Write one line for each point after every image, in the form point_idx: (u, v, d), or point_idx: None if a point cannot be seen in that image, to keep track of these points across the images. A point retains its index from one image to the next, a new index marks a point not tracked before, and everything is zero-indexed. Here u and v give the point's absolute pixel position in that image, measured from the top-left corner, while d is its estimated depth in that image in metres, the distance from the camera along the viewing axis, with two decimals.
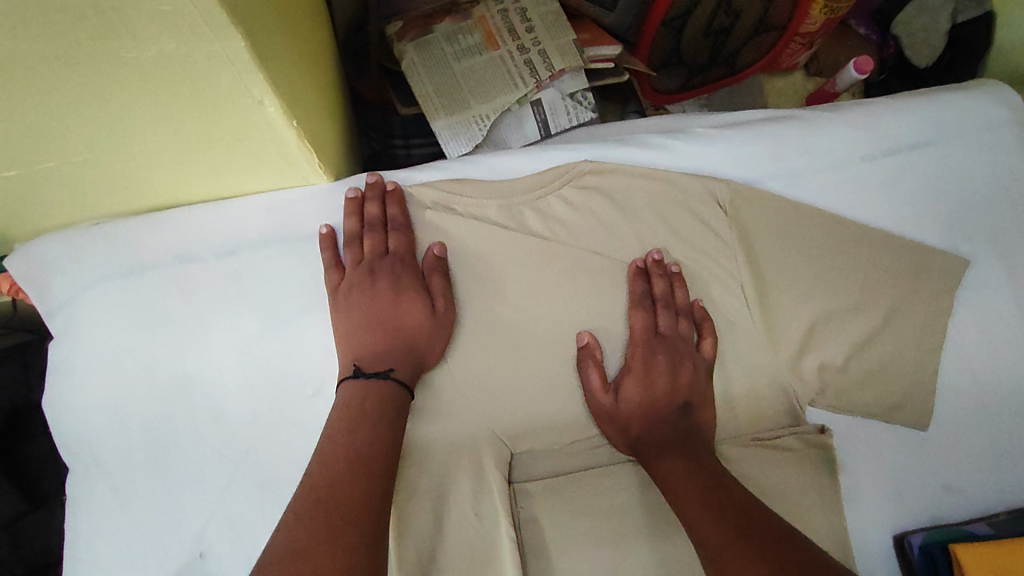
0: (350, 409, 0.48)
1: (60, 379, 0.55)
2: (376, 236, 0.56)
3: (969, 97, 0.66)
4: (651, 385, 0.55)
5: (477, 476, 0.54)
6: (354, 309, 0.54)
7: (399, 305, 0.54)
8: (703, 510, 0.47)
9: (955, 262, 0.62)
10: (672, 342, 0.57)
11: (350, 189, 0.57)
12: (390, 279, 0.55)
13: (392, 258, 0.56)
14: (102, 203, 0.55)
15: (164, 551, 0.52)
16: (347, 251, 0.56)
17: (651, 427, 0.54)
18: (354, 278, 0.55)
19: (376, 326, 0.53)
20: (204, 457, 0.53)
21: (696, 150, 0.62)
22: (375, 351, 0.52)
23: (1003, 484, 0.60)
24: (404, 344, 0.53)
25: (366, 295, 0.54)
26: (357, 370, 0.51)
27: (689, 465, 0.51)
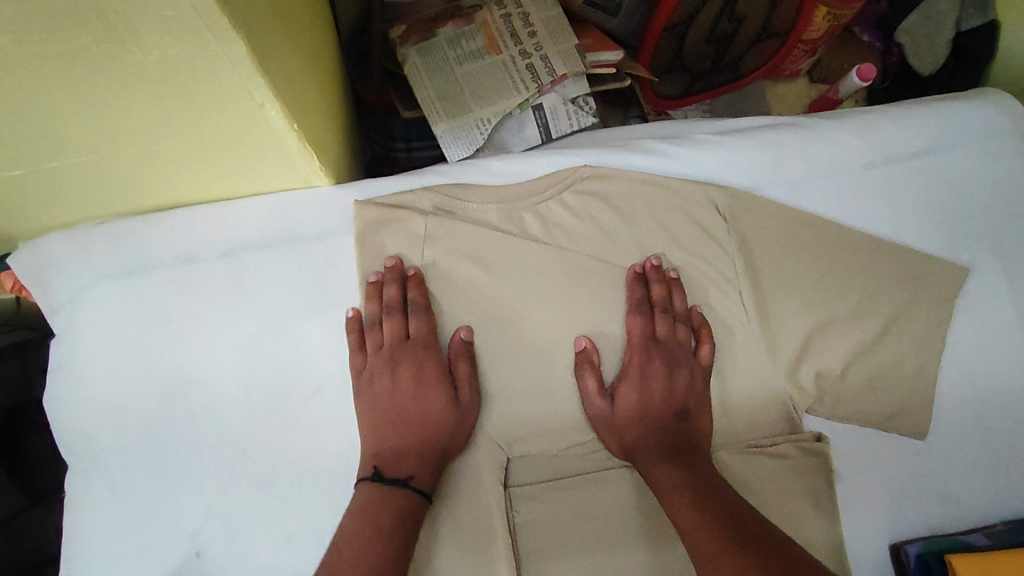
0: (366, 517, 0.49)
1: (61, 377, 0.56)
2: (396, 321, 0.56)
3: (970, 106, 0.66)
4: (648, 394, 0.56)
5: (473, 480, 0.54)
6: (376, 403, 0.54)
7: (423, 399, 0.54)
8: (698, 518, 0.47)
9: (955, 271, 0.62)
10: (670, 350, 0.57)
11: (371, 271, 0.57)
12: (413, 367, 0.55)
13: (415, 346, 0.56)
14: (105, 202, 0.56)
15: (161, 550, 0.52)
16: (369, 335, 0.56)
17: (648, 436, 0.54)
18: (377, 369, 0.55)
19: (398, 423, 0.53)
20: (203, 458, 0.54)
21: (697, 157, 0.63)
22: (395, 451, 0.52)
23: (1002, 494, 0.59)
24: (423, 442, 0.53)
25: (388, 389, 0.54)
26: (376, 474, 0.51)
27: (685, 472, 0.51)
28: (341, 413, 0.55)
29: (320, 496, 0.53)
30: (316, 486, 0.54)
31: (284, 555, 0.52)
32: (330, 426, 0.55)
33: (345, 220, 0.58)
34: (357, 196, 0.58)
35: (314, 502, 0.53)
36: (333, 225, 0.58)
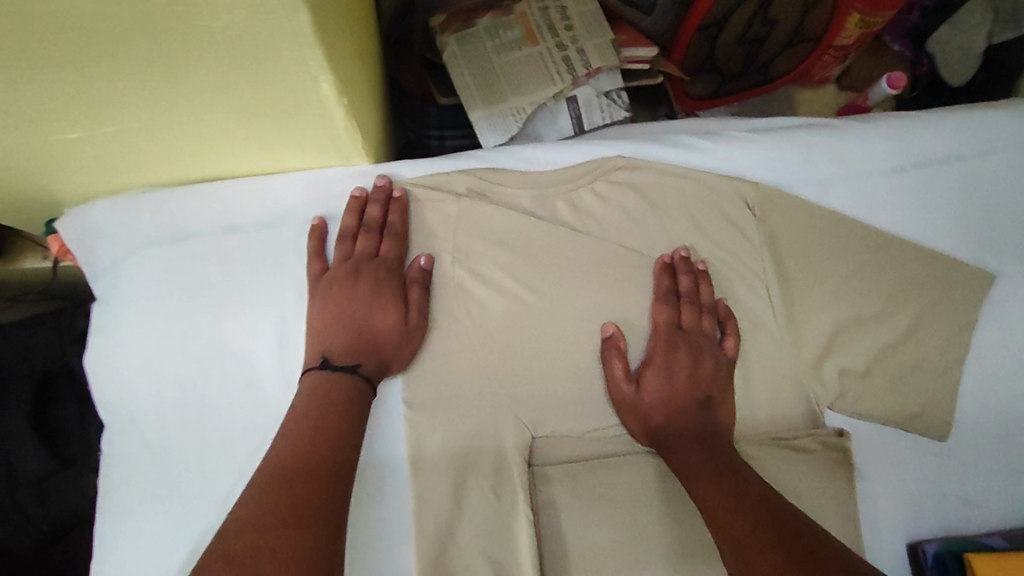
0: (316, 396, 0.51)
1: (102, 338, 0.58)
2: (371, 238, 0.58)
3: (1003, 113, 0.66)
4: (672, 379, 0.56)
5: (497, 456, 0.56)
6: (329, 304, 0.55)
7: (375, 310, 0.55)
8: (721, 499, 0.48)
9: (983, 276, 0.62)
10: (695, 339, 0.58)
11: (356, 188, 0.59)
12: (373, 280, 0.56)
13: (380, 262, 0.57)
14: (153, 171, 0.58)
15: (194, 508, 0.54)
16: (338, 247, 0.58)
17: (670, 419, 0.55)
18: (338, 274, 0.56)
19: (346, 325, 0.55)
20: (236, 418, 0.55)
21: (728, 152, 0.64)
22: (346, 349, 0.54)
23: (1022, 499, 0.59)
24: (371, 347, 0.54)
25: (346, 292, 0.56)
26: (325, 361, 0.53)
27: (708, 454, 0.52)
28: None
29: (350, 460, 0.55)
30: None
31: None
32: None
33: None
34: (395, 177, 0.60)
35: None
36: None
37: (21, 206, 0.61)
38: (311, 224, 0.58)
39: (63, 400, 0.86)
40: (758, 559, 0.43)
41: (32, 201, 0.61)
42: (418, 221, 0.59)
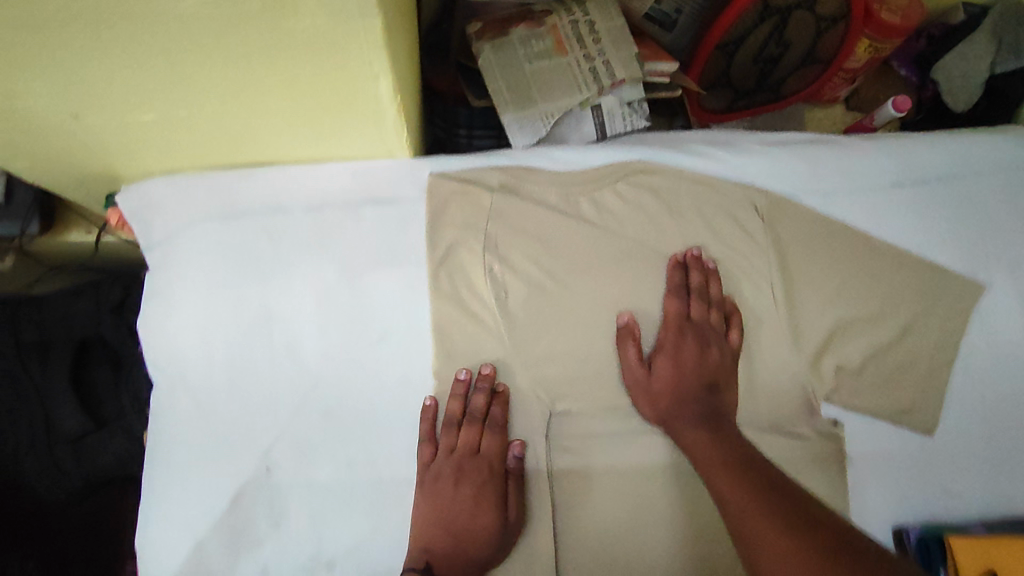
0: None
1: (156, 305, 0.63)
2: (474, 431, 0.60)
3: (999, 139, 0.71)
4: (682, 366, 0.61)
5: (520, 428, 0.62)
6: (434, 501, 0.59)
7: (476, 513, 0.58)
8: (726, 473, 0.53)
9: (972, 286, 0.67)
10: (703, 330, 0.62)
11: (460, 369, 0.62)
12: (477, 480, 0.59)
13: (483, 459, 0.60)
14: (211, 153, 0.62)
15: (235, 461, 0.59)
16: (444, 435, 0.61)
17: (680, 403, 0.60)
18: (444, 469, 0.60)
19: (447, 529, 0.58)
20: (281, 384, 0.61)
21: (741, 162, 0.69)
22: (445, 556, 0.57)
23: (1000, 494, 0.64)
24: (469, 553, 0.57)
25: (449, 490, 0.59)
26: (427, 568, 0.55)
27: (714, 435, 0.57)
28: (404, 357, 0.62)
29: (382, 424, 0.61)
30: (378, 419, 0.61)
31: (343, 475, 0.60)
32: (395, 368, 0.62)
33: (418, 189, 0.65)
34: (432, 170, 0.65)
35: (376, 432, 0.61)
36: (407, 192, 0.64)
37: (85, 179, 0.66)
38: (423, 402, 0.61)
39: (93, 364, 0.94)
40: (759, 525, 0.48)
41: (97, 175, 0.66)
42: (451, 210, 0.64)
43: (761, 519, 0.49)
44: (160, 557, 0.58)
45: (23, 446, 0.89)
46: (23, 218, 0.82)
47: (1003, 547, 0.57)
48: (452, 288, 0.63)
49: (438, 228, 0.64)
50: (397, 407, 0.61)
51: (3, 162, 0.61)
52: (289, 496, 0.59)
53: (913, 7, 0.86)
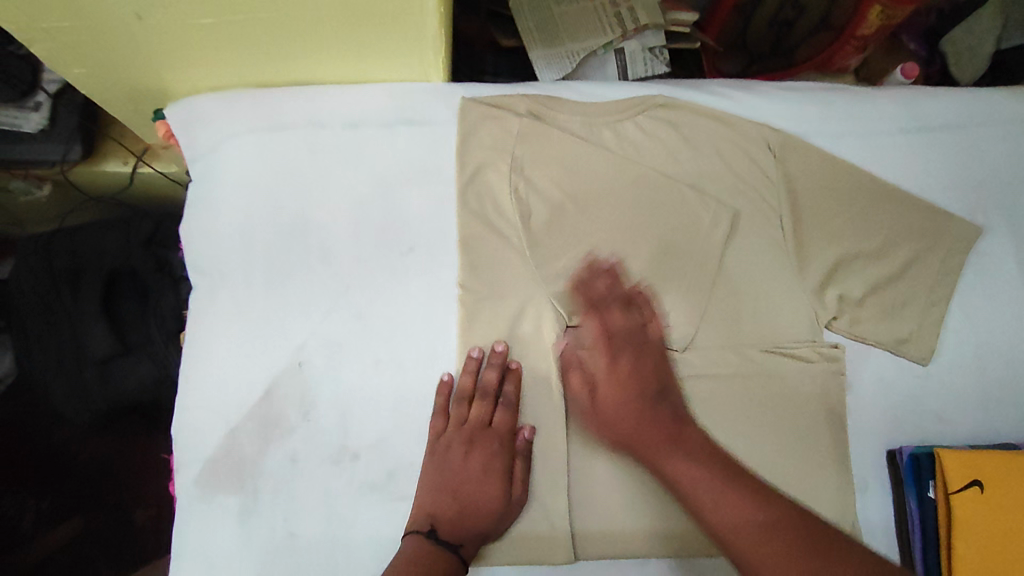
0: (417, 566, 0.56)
1: (199, 211, 0.67)
2: (486, 406, 0.62)
3: (1001, 95, 0.75)
4: (622, 384, 0.61)
5: (540, 341, 0.65)
6: (443, 469, 0.61)
7: (483, 484, 0.60)
8: (726, 501, 0.52)
9: (972, 227, 0.70)
10: (629, 336, 0.63)
11: (476, 347, 0.64)
12: (485, 452, 0.61)
13: (493, 433, 0.62)
14: (259, 68, 0.66)
15: (269, 354, 0.63)
16: (455, 408, 0.62)
17: (642, 426, 0.59)
18: (454, 440, 0.62)
19: (455, 495, 0.60)
20: (315, 287, 0.64)
21: (755, 103, 0.72)
22: (449, 520, 0.59)
23: (991, 423, 0.67)
24: (474, 520, 0.60)
25: (459, 460, 0.61)
26: (431, 531, 0.58)
27: (696, 456, 0.56)
28: (432, 268, 0.66)
29: (408, 330, 0.64)
30: (404, 324, 0.64)
31: (371, 375, 0.63)
32: (423, 278, 0.65)
33: (451, 112, 0.68)
34: (465, 95, 0.68)
35: (403, 335, 0.64)
36: (440, 114, 0.68)
37: (134, 94, 0.69)
38: (440, 378, 0.63)
39: (122, 297, 0.96)
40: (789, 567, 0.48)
41: (146, 89, 0.69)
42: (481, 133, 0.67)
43: (781, 545, 0.49)
44: (197, 444, 0.62)
45: (53, 369, 0.93)
46: (66, 141, 0.86)
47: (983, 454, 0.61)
48: (480, 206, 0.67)
49: (469, 149, 0.67)
50: (423, 315, 0.64)
51: (61, 69, 0.64)
52: (317, 391, 0.62)
53: None
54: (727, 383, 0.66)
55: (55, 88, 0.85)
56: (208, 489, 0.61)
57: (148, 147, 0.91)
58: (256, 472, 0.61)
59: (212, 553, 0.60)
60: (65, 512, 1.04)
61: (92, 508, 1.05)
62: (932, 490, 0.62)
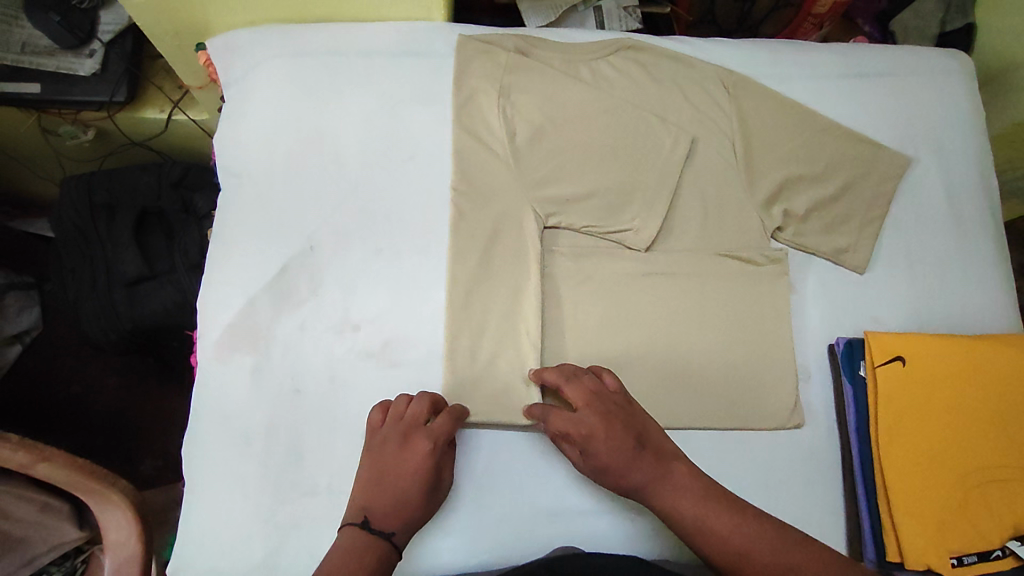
0: (352, 555, 0.56)
1: (229, 123, 0.77)
2: (424, 410, 0.64)
3: (928, 51, 0.86)
4: (607, 445, 0.62)
5: (519, 237, 0.73)
6: (377, 464, 0.62)
7: (416, 479, 0.61)
8: (719, 530, 0.58)
9: (903, 158, 0.80)
10: (596, 400, 0.64)
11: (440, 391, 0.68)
12: (419, 451, 0.62)
13: (430, 432, 0.63)
14: (288, 4, 0.78)
15: (286, 240, 0.72)
16: (392, 410, 0.65)
17: (630, 475, 0.62)
18: (390, 435, 0.63)
19: (388, 489, 0.61)
20: (326, 185, 0.74)
21: (713, 50, 0.84)
22: (382, 507, 0.60)
23: (918, 323, 0.76)
24: (406, 513, 0.60)
25: (393, 454, 0.62)
26: (365, 522, 0.59)
27: (685, 493, 0.61)
28: (427, 174, 0.75)
29: (408, 224, 0.74)
30: (402, 220, 0.74)
31: (372, 262, 0.72)
32: (420, 182, 0.75)
33: (449, 47, 0.80)
34: (461, 34, 0.80)
35: (401, 229, 0.74)
36: (440, 49, 0.79)
37: (179, 26, 0.81)
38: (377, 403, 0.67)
39: (149, 229, 1.05)
40: None
41: (191, 23, 0.81)
42: (472, 64, 0.78)
43: (770, 560, 0.56)
44: (215, 315, 0.70)
45: (86, 289, 1.03)
46: (114, 84, 0.98)
47: (904, 336, 0.70)
48: (471, 123, 0.77)
49: (463, 77, 0.78)
50: (419, 213, 0.74)
51: None
52: (326, 273, 0.72)
53: None
54: (686, 283, 0.75)
55: (108, 38, 0.98)
56: (225, 351, 0.69)
57: (186, 94, 1.03)
58: (271, 338, 0.70)
59: (226, 408, 0.68)
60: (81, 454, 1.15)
61: (103, 453, 1.16)
62: (862, 369, 0.70)
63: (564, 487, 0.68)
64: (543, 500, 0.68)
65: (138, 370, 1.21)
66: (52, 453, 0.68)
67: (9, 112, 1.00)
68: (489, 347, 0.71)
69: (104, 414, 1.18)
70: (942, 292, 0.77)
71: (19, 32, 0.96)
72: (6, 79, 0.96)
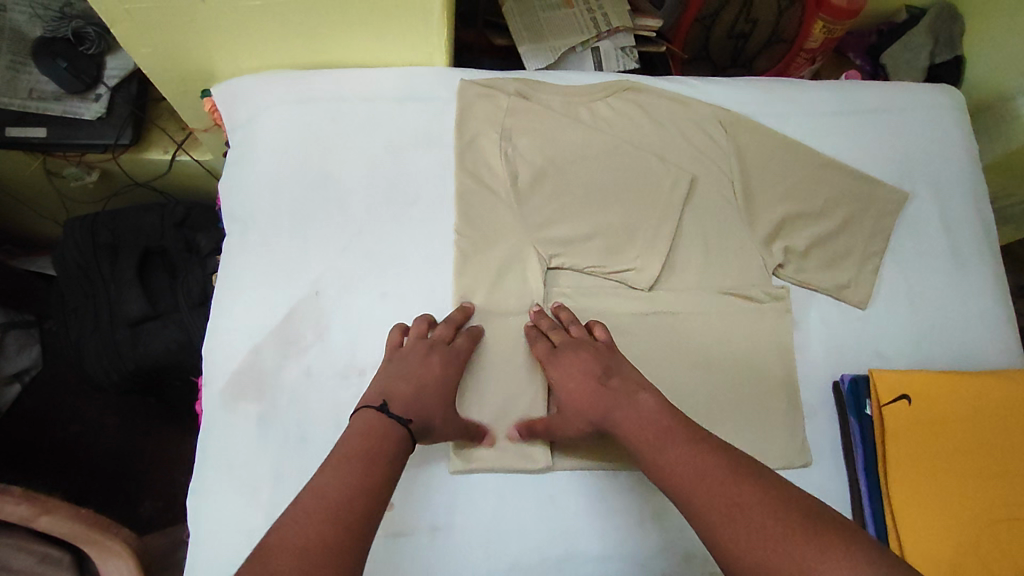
0: (370, 434, 0.58)
1: (235, 171, 0.78)
2: (449, 330, 0.69)
3: (921, 87, 0.88)
4: (574, 376, 0.65)
5: (523, 277, 0.74)
6: (400, 364, 0.65)
7: (440, 378, 0.65)
8: (672, 460, 0.56)
9: (899, 194, 0.81)
10: (574, 342, 0.68)
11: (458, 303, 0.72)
12: (443, 357, 0.67)
13: (453, 347, 0.68)
14: (292, 52, 0.80)
15: (292, 285, 0.72)
16: (414, 328, 0.69)
17: (596, 405, 0.63)
18: (415, 346, 0.67)
19: (410, 383, 0.64)
20: (331, 228, 0.74)
21: (710, 90, 0.85)
22: (403, 397, 0.62)
23: (923, 359, 0.76)
24: (426, 403, 0.63)
25: (417, 358, 0.66)
26: (384, 405, 0.61)
27: (646, 423, 0.60)
28: (431, 216, 0.76)
29: (410, 266, 0.74)
30: (406, 264, 0.74)
31: (378, 305, 0.72)
32: (424, 224, 0.76)
33: (450, 91, 0.81)
34: (463, 78, 0.81)
35: (401, 271, 0.74)
36: (441, 93, 0.81)
37: (186, 74, 0.82)
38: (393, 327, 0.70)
39: (152, 269, 1.05)
40: (733, 530, 0.50)
41: (197, 72, 0.82)
42: (472, 109, 0.80)
43: (720, 493, 0.53)
44: (222, 363, 0.70)
45: (89, 328, 1.02)
46: (119, 127, 0.99)
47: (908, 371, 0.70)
48: (474, 166, 0.78)
49: (467, 120, 0.79)
50: (423, 254, 0.75)
51: (130, 46, 0.76)
52: (331, 317, 0.71)
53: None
54: (692, 321, 0.74)
55: (114, 83, 0.99)
56: (230, 399, 0.68)
57: (189, 136, 1.04)
58: (276, 384, 0.69)
59: (232, 457, 0.67)
60: (77, 498, 1.13)
61: (100, 499, 1.14)
62: (868, 409, 0.70)
63: (573, 532, 0.67)
64: (552, 546, 0.67)
65: (138, 411, 1.20)
66: (55, 505, 0.67)
67: (14, 155, 1.01)
68: (496, 389, 0.70)
69: (104, 456, 1.17)
70: (945, 326, 0.77)
71: (26, 79, 0.98)
72: (12, 124, 0.97)
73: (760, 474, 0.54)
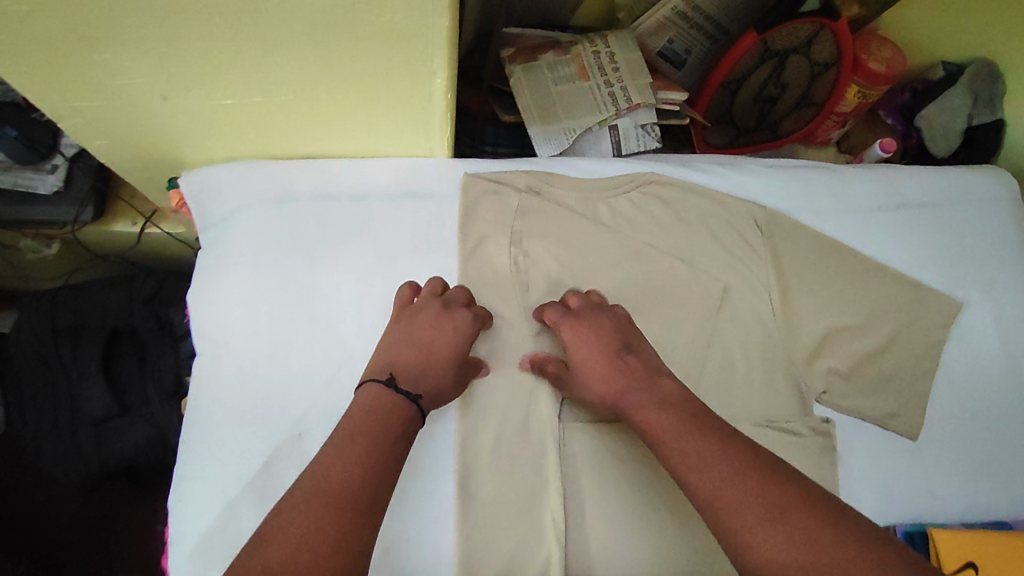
0: (372, 409, 0.52)
1: (205, 280, 0.68)
2: (462, 297, 0.64)
3: (973, 175, 0.80)
4: (591, 345, 0.60)
5: (534, 413, 0.64)
6: (409, 329, 0.60)
7: (455, 346, 0.60)
8: (694, 450, 0.49)
9: (952, 304, 0.73)
10: (594, 310, 0.63)
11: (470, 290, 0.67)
12: (457, 321, 0.61)
13: (467, 311, 0.63)
14: (272, 146, 0.70)
15: (274, 422, 0.63)
16: (426, 290, 0.64)
17: (613, 379, 0.57)
18: (425, 309, 0.62)
19: (419, 351, 0.58)
20: (318, 349, 0.65)
21: (742, 181, 0.76)
22: (413, 368, 0.57)
23: (981, 499, 0.68)
24: (437, 376, 0.57)
25: (429, 321, 0.60)
26: (391, 379, 0.55)
27: (659, 402, 0.53)
28: None
29: None
30: None
31: None
32: None
33: (452, 187, 0.72)
34: (468, 171, 0.72)
35: None
36: (443, 190, 0.72)
37: (149, 164, 0.72)
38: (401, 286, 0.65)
39: (122, 355, 0.95)
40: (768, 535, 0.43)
41: (163, 162, 0.72)
42: (477, 210, 0.70)
43: (753, 494, 0.45)
44: (191, 516, 0.61)
45: (47, 428, 0.92)
46: (79, 203, 0.88)
47: (974, 533, 0.63)
48: (480, 278, 0.68)
49: (470, 222, 0.70)
50: None
51: (82, 140, 0.66)
52: None
53: (899, 58, 0.91)
54: None
55: (72, 152, 0.88)
56: (199, 563, 0.59)
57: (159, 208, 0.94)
58: None
59: None
60: None
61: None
62: None
63: None
64: None
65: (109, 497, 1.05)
66: None
67: None
68: (505, 549, 0.60)
69: (66, 538, 1.02)
70: (1004, 458, 0.70)
71: None
72: None
73: (798, 478, 0.47)
